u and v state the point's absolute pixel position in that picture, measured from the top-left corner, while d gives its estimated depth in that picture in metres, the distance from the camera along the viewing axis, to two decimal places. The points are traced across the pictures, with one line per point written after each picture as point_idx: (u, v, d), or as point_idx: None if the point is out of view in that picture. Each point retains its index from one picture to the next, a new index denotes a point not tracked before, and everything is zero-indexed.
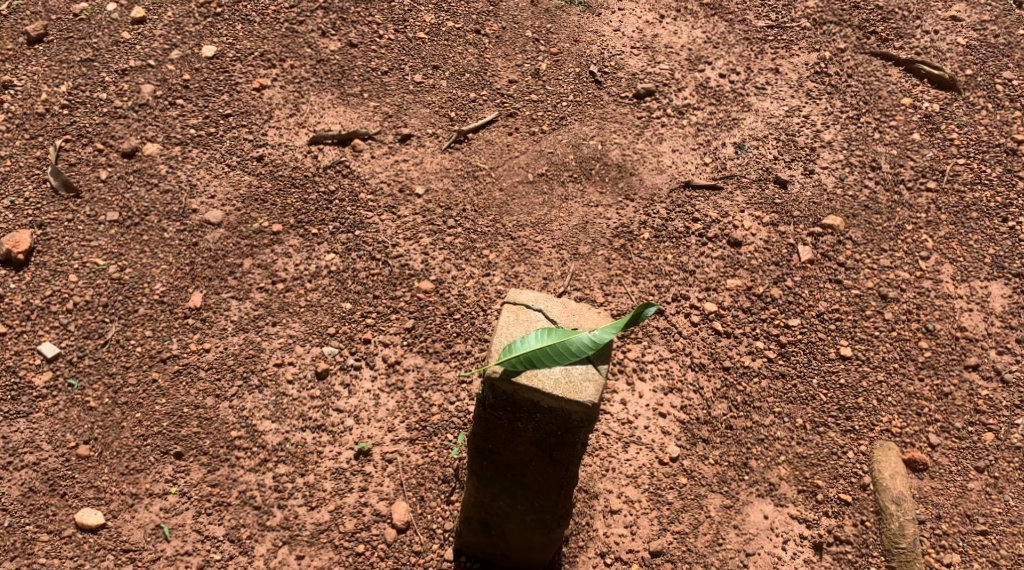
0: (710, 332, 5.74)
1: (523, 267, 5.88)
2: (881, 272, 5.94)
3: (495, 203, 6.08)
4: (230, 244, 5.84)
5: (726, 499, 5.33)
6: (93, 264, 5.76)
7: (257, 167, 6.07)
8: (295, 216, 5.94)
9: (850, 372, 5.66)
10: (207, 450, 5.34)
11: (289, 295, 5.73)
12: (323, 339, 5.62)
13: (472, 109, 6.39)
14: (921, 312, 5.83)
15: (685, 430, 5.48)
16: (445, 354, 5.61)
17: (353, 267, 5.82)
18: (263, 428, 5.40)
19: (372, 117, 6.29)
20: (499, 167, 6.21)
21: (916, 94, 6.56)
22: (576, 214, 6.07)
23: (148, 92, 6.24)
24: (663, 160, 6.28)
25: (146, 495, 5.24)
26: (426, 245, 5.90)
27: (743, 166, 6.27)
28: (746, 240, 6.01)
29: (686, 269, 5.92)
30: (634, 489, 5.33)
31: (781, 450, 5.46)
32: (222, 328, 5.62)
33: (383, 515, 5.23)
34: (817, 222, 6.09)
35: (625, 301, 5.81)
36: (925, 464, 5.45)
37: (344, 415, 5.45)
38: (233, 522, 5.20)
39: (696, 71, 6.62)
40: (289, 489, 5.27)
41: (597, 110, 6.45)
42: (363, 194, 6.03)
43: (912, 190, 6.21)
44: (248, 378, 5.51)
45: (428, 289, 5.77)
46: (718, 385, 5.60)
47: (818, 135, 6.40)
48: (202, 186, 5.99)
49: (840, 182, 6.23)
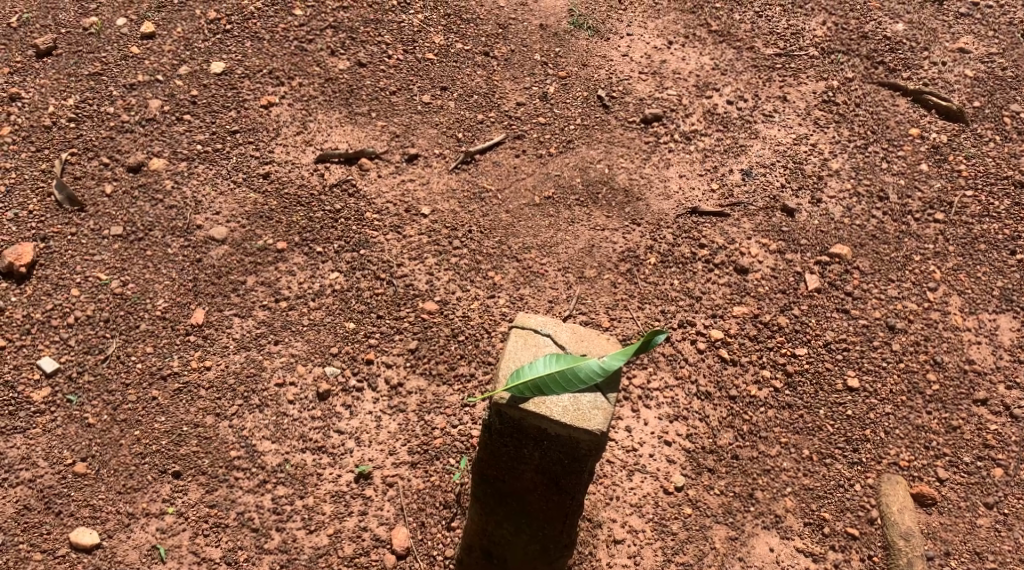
0: (716, 360, 5.69)
1: (528, 290, 5.85)
2: (888, 302, 5.90)
3: (501, 225, 6.04)
4: (234, 261, 5.78)
5: (732, 530, 5.29)
6: (96, 278, 5.69)
7: (263, 184, 6.01)
8: (300, 234, 5.88)
9: (858, 403, 5.60)
10: (206, 469, 5.27)
11: (292, 313, 5.66)
12: (325, 358, 5.56)
13: (479, 131, 6.35)
14: (929, 344, 5.79)
15: (691, 458, 5.43)
16: (449, 377, 5.55)
17: (357, 286, 5.76)
18: (263, 448, 5.33)
19: (378, 136, 6.24)
20: (506, 190, 6.18)
21: (924, 124, 6.53)
22: (582, 237, 6.05)
23: (155, 107, 6.18)
24: (670, 185, 6.25)
25: (143, 514, 5.17)
26: (431, 266, 5.85)
27: (751, 193, 6.23)
28: (753, 268, 5.98)
29: (693, 295, 5.88)
30: (639, 518, 5.29)
31: (787, 481, 5.40)
32: (223, 346, 5.56)
33: (383, 540, 5.17)
34: (825, 250, 6.05)
35: (631, 328, 5.77)
36: (934, 498, 5.39)
37: (345, 436, 5.38)
38: (230, 544, 5.14)
39: (704, 98, 6.58)
40: (288, 511, 5.20)
41: (604, 135, 6.41)
42: (369, 213, 5.98)
43: (920, 221, 6.18)
44: (249, 397, 5.44)
45: (432, 309, 5.71)
46: (723, 413, 5.55)
47: (826, 163, 6.36)
48: (207, 202, 5.93)
49: (847, 211, 6.19)
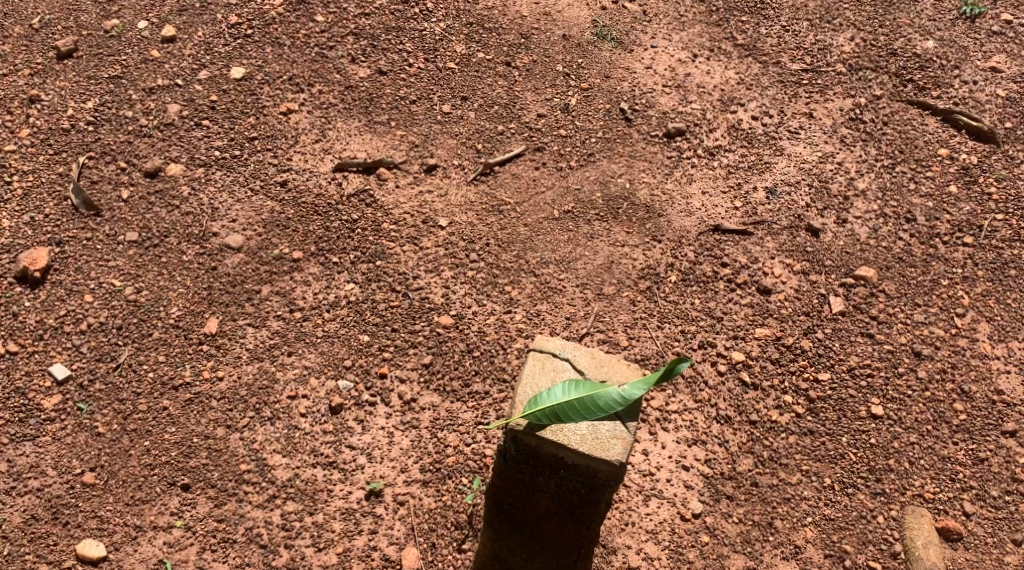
0: (737, 383, 5.71)
1: (546, 305, 5.76)
2: (915, 327, 5.88)
3: (519, 239, 5.94)
4: (249, 270, 5.68)
5: (750, 560, 5.36)
6: (109, 285, 5.59)
7: (280, 192, 5.92)
8: (316, 244, 5.79)
9: (881, 432, 5.63)
10: (215, 483, 5.17)
11: (306, 324, 5.56)
12: (338, 371, 5.46)
13: (499, 142, 6.25)
14: (956, 372, 5.78)
15: (709, 484, 5.48)
16: (463, 395, 5.44)
17: (372, 297, 5.66)
18: (273, 462, 5.23)
19: (397, 145, 6.14)
20: (525, 203, 6.08)
21: (954, 145, 6.42)
22: (602, 253, 5.96)
23: (175, 111, 6.09)
24: (692, 202, 6.16)
25: (151, 527, 5.08)
26: (447, 279, 5.75)
27: (775, 212, 6.16)
28: (776, 288, 5.94)
29: (715, 315, 5.85)
30: (654, 545, 5.36)
31: (808, 511, 5.47)
32: (236, 356, 5.45)
33: (392, 561, 5.10)
34: (849, 272, 6.01)
35: (650, 347, 5.72)
36: (959, 533, 5.45)
37: (356, 452, 5.28)
38: (238, 560, 5.05)
39: (728, 112, 6.47)
40: (297, 528, 5.11)
41: (626, 148, 6.31)
42: (386, 223, 5.88)
43: (948, 245, 6.11)
44: (260, 409, 5.33)
45: (448, 324, 5.61)
46: (743, 438, 5.59)
47: (852, 182, 6.27)
48: (224, 209, 5.83)
49: (873, 232, 6.13)
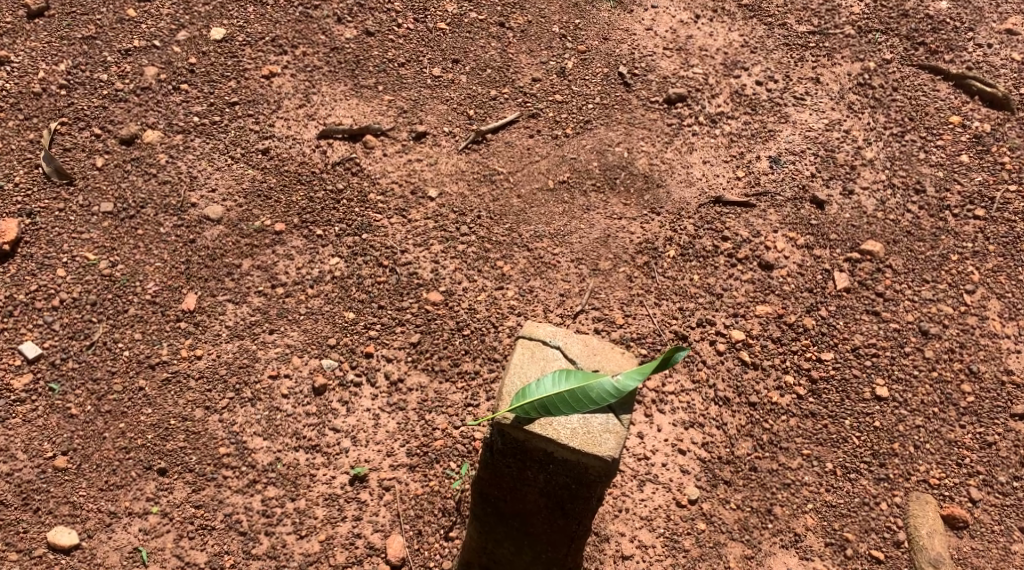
0: (736, 363, 5.50)
1: (539, 282, 5.55)
2: (922, 304, 5.67)
3: (512, 211, 5.73)
4: (229, 243, 5.46)
5: (747, 548, 5.18)
6: (83, 259, 5.37)
7: (262, 160, 5.68)
8: (299, 216, 5.56)
9: (886, 415, 5.45)
10: (193, 467, 4.96)
11: (289, 300, 5.35)
12: (322, 350, 5.26)
13: (492, 108, 6.01)
14: (964, 351, 5.59)
15: (706, 469, 5.29)
16: (452, 374, 5.25)
17: (358, 273, 5.45)
18: (254, 445, 5.03)
19: (385, 111, 5.90)
20: (518, 172, 5.85)
21: (966, 112, 6.17)
22: (598, 226, 5.73)
23: (151, 74, 5.84)
24: (692, 172, 5.92)
25: (126, 514, 4.88)
26: (437, 253, 5.55)
27: (778, 182, 5.92)
28: (778, 264, 5.72)
29: (714, 292, 5.63)
30: (648, 532, 5.16)
31: (809, 497, 5.28)
32: (215, 334, 5.24)
33: (377, 548, 4.91)
34: (855, 247, 5.79)
35: (647, 326, 5.51)
36: (965, 521, 5.27)
37: (340, 435, 5.09)
38: (216, 548, 4.85)
39: (731, 77, 6.21)
40: (278, 515, 4.91)
41: (624, 114, 6.07)
42: (372, 194, 5.66)
43: (959, 217, 5.89)
44: (240, 390, 5.13)
45: (436, 301, 5.41)
46: (742, 421, 5.40)
47: (859, 152, 6.03)
48: (203, 178, 5.60)
49: (880, 204, 5.90)
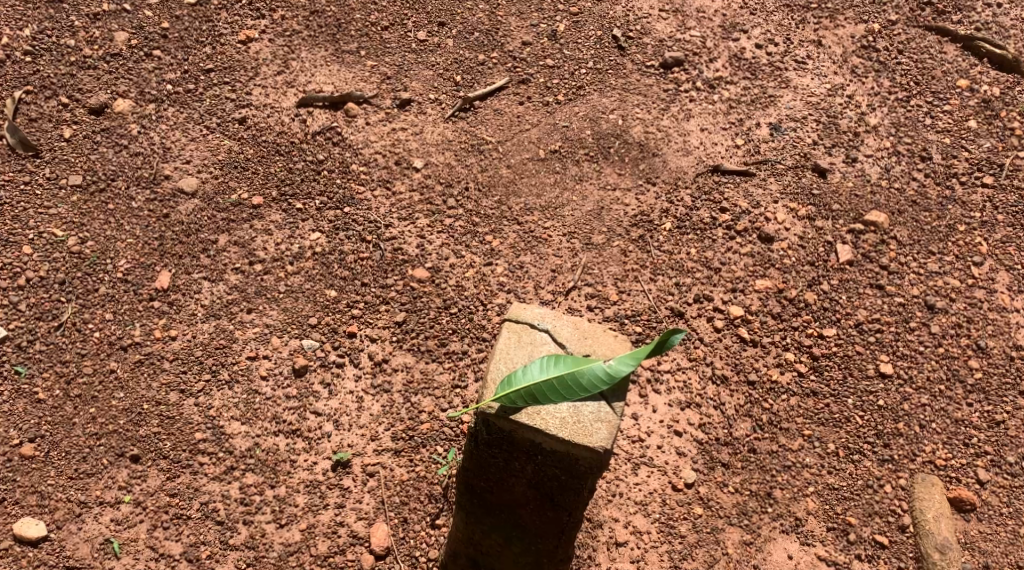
0: (735, 340, 5.29)
1: (529, 257, 5.33)
2: (928, 278, 5.45)
3: (501, 182, 5.50)
4: (205, 217, 5.23)
5: (747, 534, 4.97)
6: (51, 235, 5.14)
7: (238, 130, 5.46)
8: (278, 188, 5.34)
9: (890, 393, 5.23)
10: (167, 454, 4.76)
11: (267, 278, 5.14)
12: (302, 330, 5.05)
13: (480, 73, 5.78)
14: (972, 326, 5.37)
15: (703, 451, 5.08)
16: (439, 354, 5.04)
17: (340, 249, 5.24)
18: (231, 430, 4.82)
19: (368, 77, 5.69)
20: (507, 142, 5.62)
21: (974, 75, 5.92)
22: (590, 198, 5.51)
23: (122, 40, 5.60)
24: (690, 140, 5.68)
25: (97, 503, 4.68)
26: (422, 227, 5.33)
27: (779, 150, 5.69)
28: (779, 236, 5.48)
29: (711, 266, 5.40)
30: (643, 518, 4.95)
31: (810, 480, 5.07)
32: (190, 313, 5.03)
33: (360, 537, 4.70)
34: (859, 217, 5.56)
35: (642, 303, 5.29)
36: (972, 504, 5.07)
37: (322, 419, 4.88)
38: (192, 538, 4.64)
39: (730, 40, 5.97)
40: (257, 503, 4.71)
41: (618, 80, 5.82)
42: (355, 165, 5.44)
43: (966, 186, 5.65)
44: (216, 372, 4.92)
45: (422, 277, 5.20)
46: (741, 400, 5.18)
47: (863, 118, 5.79)
48: (177, 150, 5.37)
49: (884, 173, 5.66)
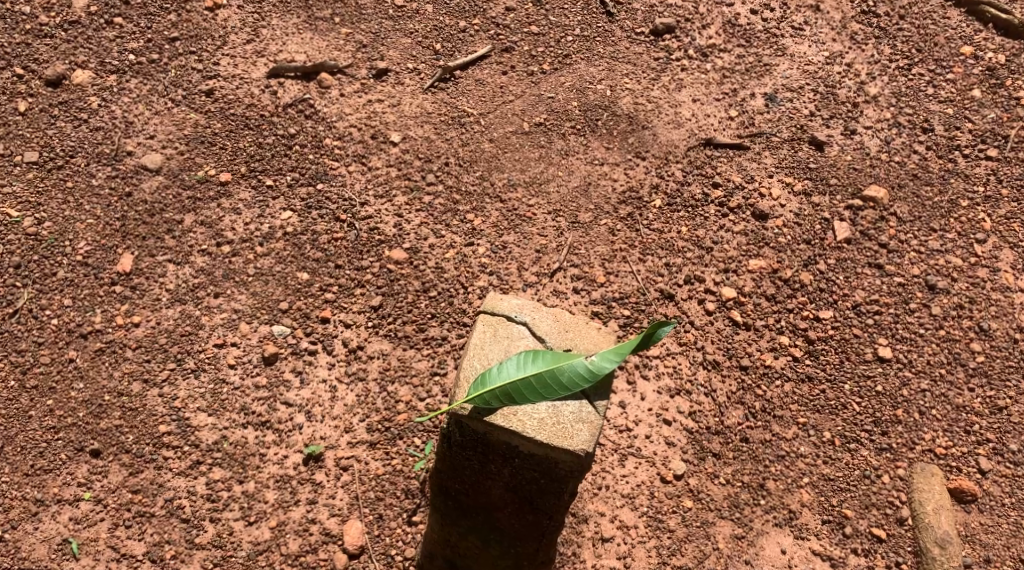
0: (727, 323, 5.03)
1: (513, 237, 5.07)
2: (929, 256, 5.19)
3: (483, 156, 5.23)
4: (169, 195, 4.97)
5: (738, 527, 4.72)
6: (6, 216, 4.88)
7: (205, 103, 5.18)
8: (247, 164, 5.07)
9: (889, 378, 4.98)
10: (130, 448, 4.52)
11: (236, 260, 4.89)
12: (272, 316, 4.80)
13: (461, 41, 5.51)
14: (974, 307, 5.11)
15: (693, 441, 4.84)
16: (417, 340, 4.79)
17: (313, 228, 4.98)
18: (197, 422, 4.58)
19: (342, 45, 5.41)
20: (490, 114, 5.35)
21: (978, 42, 5.66)
22: (577, 173, 5.25)
23: (81, 7, 5.32)
24: (681, 111, 5.42)
25: (54, 501, 4.45)
26: (400, 205, 5.07)
27: (774, 122, 5.42)
28: (773, 213, 5.22)
29: (703, 245, 5.14)
30: (631, 512, 4.71)
31: (805, 470, 4.82)
32: (154, 298, 4.78)
33: (332, 535, 4.47)
34: (857, 193, 5.29)
35: (630, 284, 5.04)
36: (973, 495, 4.81)
37: (293, 410, 4.64)
38: (155, 537, 4.42)
39: (724, 6, 5.72)
40: (225, 499, 4.48)
41: (607, 48, 5.57)
42: (329, 138, 5.17)
43: (969, 158, 5.39)
44: (182, 360, 4.68)
45: (400, 259, 4.94)
46: (732, 387, 4.93)
47: (862, 87, 5.53)
48: (140, 124, 5.10)
49: (884, 145, 5.40)
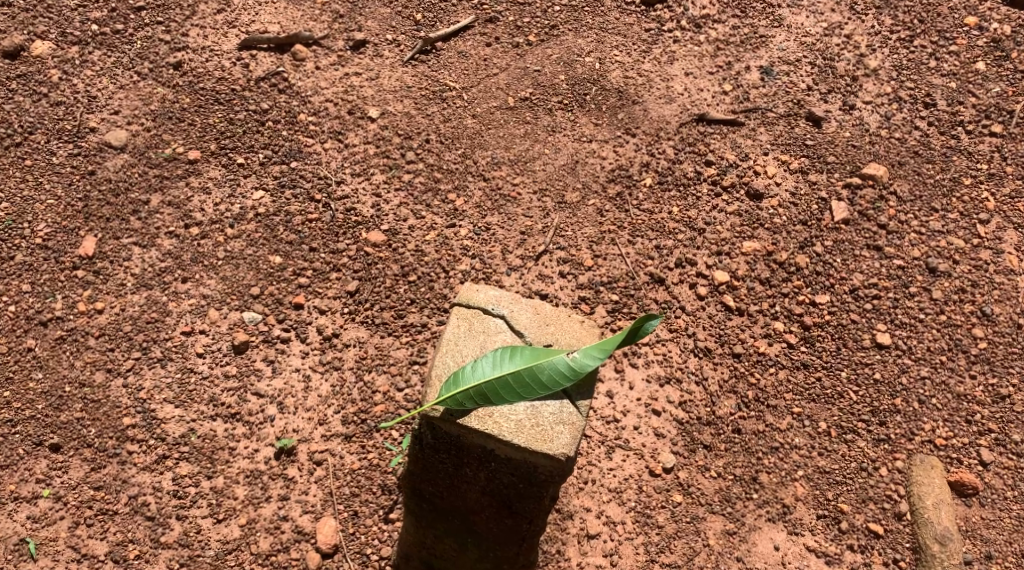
0: (719, 309, 4.79)
1: (496, 218, 4.84)
2: (929, 238, 4.92)
3: (466, 133, 4.99)
4: (135, 174, 4.74)
5: (729, 523, 4.48)
6: None
7: (173, 76, 4.94)
8: (217, 141, 4.84)
9: (887, 365, 4.72)
10: (92, 442, 4.32)
11: (205, 243, 4.66)
12: (243, 301, 4.57)
13: (443, 11, 5.25)
14: (977, 291, 4.83)
15: (683, 432, 4.60)
16: (395, 328, 4.56)
17: (286, 209, 4.74)
18: (163, 414, 4.38)
19: (317, 16, 5.16)
20: (473, 88, 5.11)
21: (983, 12, 5.39)
22: (564, 151, 5.01)
23: None
24: (673, 85, 5.18)
25: (12, 499, 4.26)
26: (379, 184, 4.83)
27: (770, 96, 5.18)
28: (769, 192, 4.98)
29: (695, 227, 4.90)
30: (618, 507, 4.48)
31: (799, 462, 4.57)
32: (119, 283, 4.57)
33: (305, 533, 4.26)
34: (856, 170, 5.03)
35: (618, 268, 4.81)
36: (975, 488, 4.55)
37: (265, 401, 4.43)
38: (118, 536, 4.22)
39: None
40: (192, 495, 4.27)
41: (595, 18, 5.32)
42: (302, 114, 4.93)
43: (972, 134, 5.12)
44: (148, 349, 4.47)
45: (378, 241, 4.71)
46: (725, 375, 4.69)
47: (862, 60, 5.29)
48: (104, 99, 4.88)
49: (885, 121, 5.15)
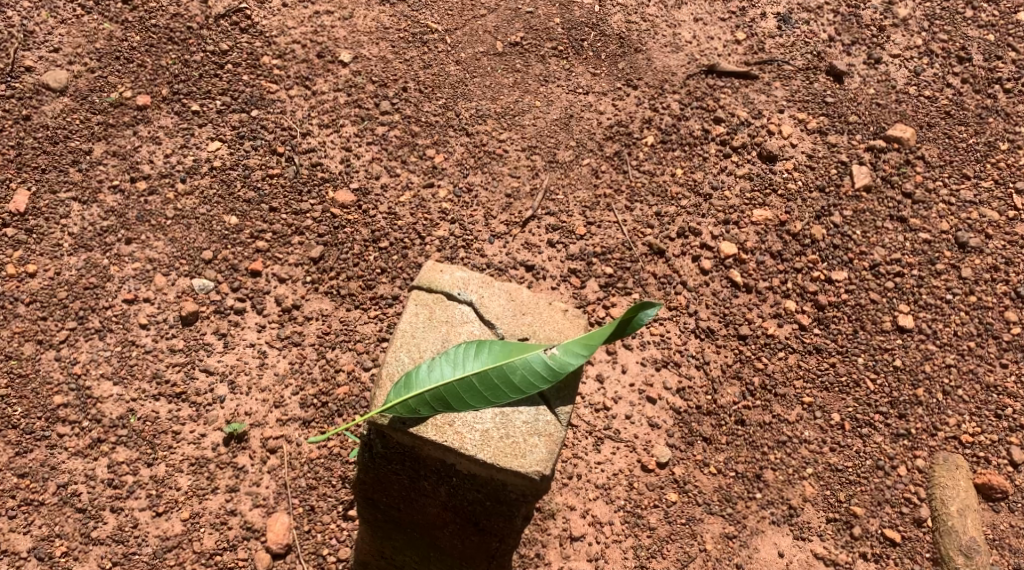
0: (724, 284, 4.28)
1: (479, 177, 4.34)
2: (959, 209, 4.39)
3: (448, 81, 4.48)
4: (75, 120, 4.25)
5: (729, 526, 4.00)
6: None
7: (122, 11, 4.43)
8: (168, 85, 4.33)
9: (909, 351, 4.20)
10: (17, 423, 3.88)
11: (152, 200, 4.17)
12: (193, 267, 4.09)
13: None
14: (1012, 269, 4.31)
15: (680, 423, 4.11)
16: (362, 300, 4.09)
17: (244, 162, 4.25)
18: (99, 393, 3.92)
19: None
20: (458, 31, 4.59)
21: None
22: (557, 104, 4.50)
23: None
24: (680, 32, 4.66)
25: None
26: (348, 137, 4.33)
27: (787, 47, 4.66)
28: (783, 154, 4.46)
29: (700, 192, 4.39)
30: (605, 506, 4.00)
31: (808, 458, 4.07)
32: (55, 244, 4.10)
33: (254, 530, 3.81)
34: (880, 132, 4.51)
35: (614, 237, 4.30)
36: (1004, 492, 4.04)
37: (214, 380, 3.96)
38: (44, 530, 3.78)
39: None
40: (129, 485, 3.83)
41: None
42: (266, 56, 4.42)
43: (1012, 94, 4.58)
44: (84, 318, 4.01)
45: (345, 202, 4.22)
46: (728, 359, 4.18)
47: (891, 8, 4.75)
48: (43, 34, 4.37)
49: (914, 77, 4.61)
